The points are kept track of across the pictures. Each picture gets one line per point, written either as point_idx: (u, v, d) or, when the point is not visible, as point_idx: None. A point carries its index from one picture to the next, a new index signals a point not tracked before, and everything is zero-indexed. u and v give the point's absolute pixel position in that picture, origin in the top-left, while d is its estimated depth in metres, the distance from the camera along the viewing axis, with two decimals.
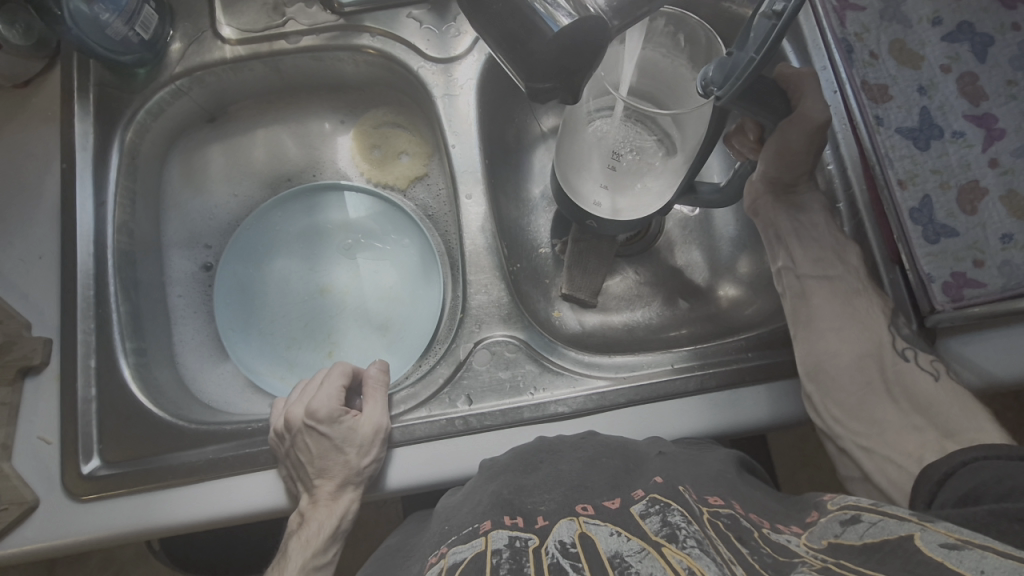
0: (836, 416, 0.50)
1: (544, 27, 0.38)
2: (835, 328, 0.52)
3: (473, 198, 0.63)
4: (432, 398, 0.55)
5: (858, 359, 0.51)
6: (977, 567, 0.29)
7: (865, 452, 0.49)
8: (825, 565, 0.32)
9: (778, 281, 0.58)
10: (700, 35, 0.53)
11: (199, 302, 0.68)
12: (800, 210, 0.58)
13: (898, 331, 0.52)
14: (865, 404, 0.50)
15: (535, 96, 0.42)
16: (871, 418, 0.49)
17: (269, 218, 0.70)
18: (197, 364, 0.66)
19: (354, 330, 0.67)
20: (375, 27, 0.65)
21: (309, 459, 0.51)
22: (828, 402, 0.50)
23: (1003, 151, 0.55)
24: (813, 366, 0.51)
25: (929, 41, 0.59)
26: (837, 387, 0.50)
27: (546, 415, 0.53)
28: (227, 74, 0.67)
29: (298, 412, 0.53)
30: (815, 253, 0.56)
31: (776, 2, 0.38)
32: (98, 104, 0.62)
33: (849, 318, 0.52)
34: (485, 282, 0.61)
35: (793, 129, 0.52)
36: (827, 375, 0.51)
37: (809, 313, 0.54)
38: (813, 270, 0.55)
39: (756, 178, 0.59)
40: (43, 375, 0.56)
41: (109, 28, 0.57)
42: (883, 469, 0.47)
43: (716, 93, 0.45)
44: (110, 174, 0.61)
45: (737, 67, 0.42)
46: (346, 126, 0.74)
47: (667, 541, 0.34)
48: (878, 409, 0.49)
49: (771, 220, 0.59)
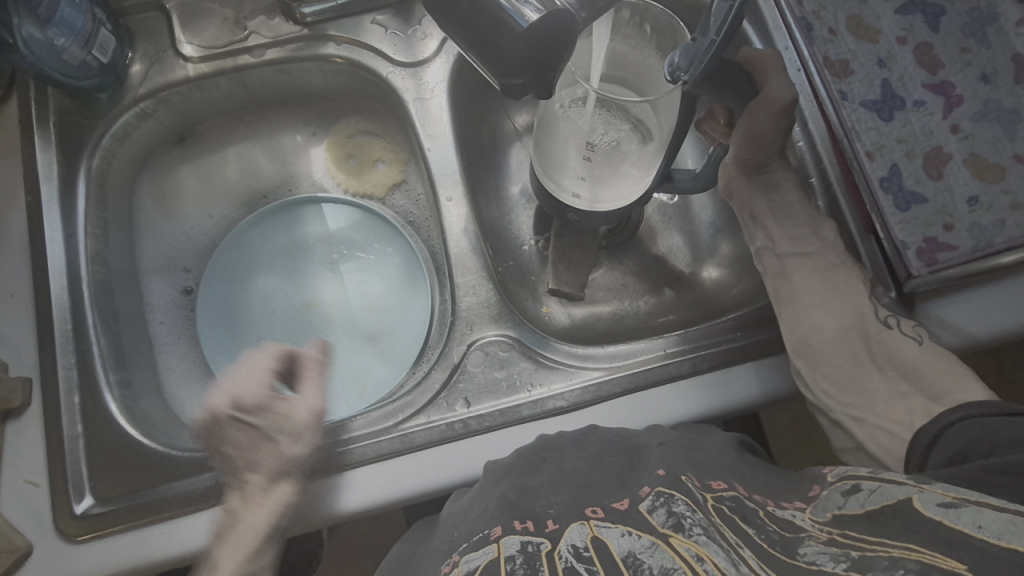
0: (826, 389, 0.51)
1: (512, 23, 0.39)
2: (818, 303, 0.53)
3: (455, 200, 0.61)
4: (430, 404, 0.55)
5: (842, 331, 0.52)
6: (975, 521, 0.31)
7: (857, 422, 0.50)
8: (832, 538, 0.33)
9: (759, 262, 0.58)
10: (664, 23, 0.53)
11: (182, 326, 0.66)
12: (773, 188, 0.59)
13: (878, 301, 0.52)
14: (854, 375, 0.51)
15: (508, 92, 0.41)
16: (861, 388, 0.50)
17: (247, 237, 0.68)
18: (185, 391, 0.64)
19: (344, 342, 0.67)
20: (340, 36, 0.64)
21: (239, 453, 0.49)
22: (818, 376, 0.51)
23: (963, 117, 0.60)
24: (799, 343, 0.52)
25: (884, 15, 0.62)
26: (825, 360, 0.51)
27: (545, 411, 0.53)
28: (193, 94, 0.66)
29: (223, 402, 0.50)
30: (792, 230, 0.56)
31: None
32: (60, 133, 0.60)
33: (830, 293, 0.53)
34: (473, 283, 0.60)
35: (760, 112, 0.53)
36: (814, 350, 0.52)
37: (791, 291, 0.55)
38: (791, 248, 0.56)
39: (729, 160, 0.59)
40: (25, 416, 0.54)
41: (65, 53, 0.56)
42: (875, 437, 0.48)
43: (683, 79, 0.45)
44: (79, 205, 0.60)
45: (701, 50, 0.44)
46: (319, 137, 0.72)
47: (674, 531, 0.35)
48: (867, 380, 0.50)
49: (746, 201, 0.59)
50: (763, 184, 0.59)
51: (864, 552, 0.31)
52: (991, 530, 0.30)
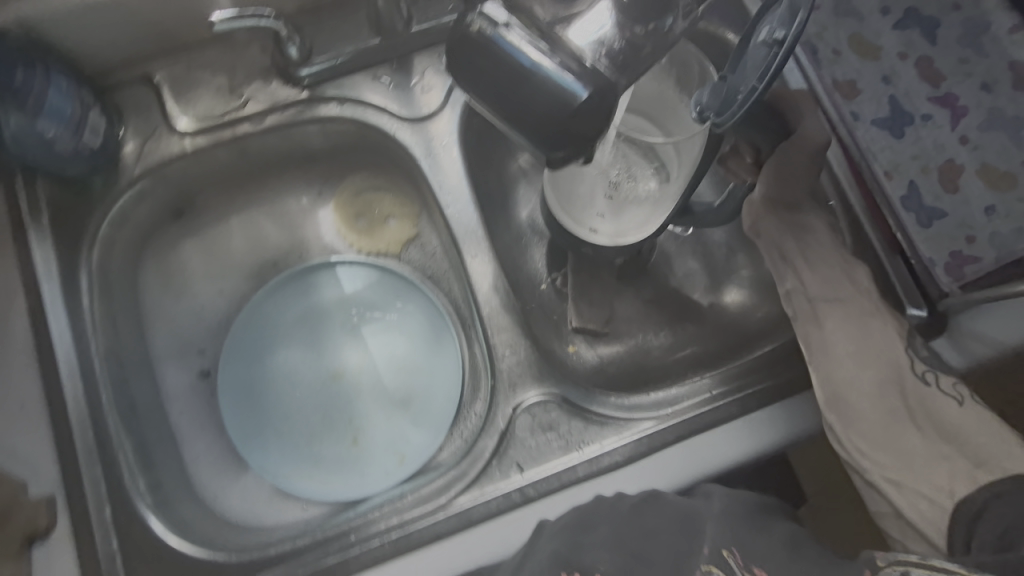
0: (861, 448, 0.48)
1: (568, 95, 0.37)
2: (853, 353, 0.50)
3: (481, 257, 0.60)
4: (482, 475, 0.54)
5: (880, 385, 0.49)
6: None
7: (896, 487, 0.45)
8: None
9: (788, 304, 0.55)
10: (691, 61, 0.53)
11: (205, 414, 0.64)
12: (802, 229, 0.55)
13: (916, 353, 0.50)
14: (892, 433, 0.47)
15: (552, 164, 0.40)
16: (898, 449, 0.47)
17: (262, 312, 0.65)
18: (217, 481, 0.61)
19: (376, 410, 0.65)
20: (341, 96, 0.62)
21: None
22: (852, 434, 0.48)
23: (970, 128, 0.61)
24: (832, 395, 0.50)
25: (883, 32, 0.63)
26: (859, 416, 0.48)
27: (600, 469, 0.53)
28: (190, 167, 0.62)
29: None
30: (823, 272, 0.53)
31: (776, 30, 0.38)
32: (55, 224, 0.57)
33: (862, 342, 0.50)
34: (509, 341, 0.58)
35: (796, 149, 0.53)
36: (849, 404, 0.49)
37: (823, 338, 0.52)
38: (824, 292, 0.53)
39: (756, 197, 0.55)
40: (52, 538, 0.50)
41: (56, 143, 0.53)
42: (915, 505, 0.44)
43: (713, 121, 0.43)
44: (84, 300, 0.56)
45: (736, 95, 0.41)
46: (325, 198, 0.69)
47: None
48: (905, 439, 0.47)
49: (773, 241, 0.55)
50: (790, 223, 0.55)
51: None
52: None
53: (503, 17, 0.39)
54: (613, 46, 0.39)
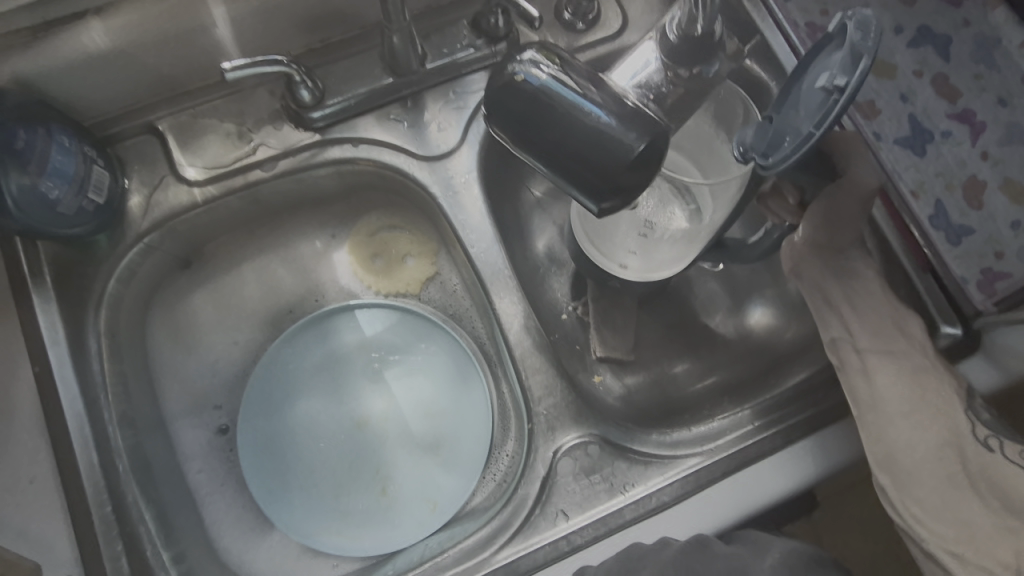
0: (915, 514, 0.46)
1: (621, 142, 0.37)
2: (906, 413, 0.47)
3: (510, 299, 0.58)
4: (526, 525, 0.51)
5: (939, 450, 0.46)
6: None
7: (956, 558, 0.43)
8: None
9: (833, 353, 0.52)
10: (736, 104, 0.53)
11: (224, 471, 0.60)
12: (848, 273, 0.53)
13: (977, 417, 0.47)
14: (951, 503, 0.45)
15: (601, 211, 0.39)
16: (957, 518, 0.44)
17: (280, 361, 0.63)
18: (240, 543, 0.58)
19: (404, 457, 0.62)
20: (356, 137, 0.60)
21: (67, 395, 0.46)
22: (907, 498, 0.46)
23: (990, 143, 0.61)
24: (884, 455, 0.48)
25: (898, 49, 0.63)
26: (916, 482, 0.46)
27: (648, 511, 0.51)
28: (200, 218, 0.60)
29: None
30: (871, 321, 0.51)
31: (837, 77, 0.37)
32: (59, 287, 0.54)
33: (920, 402, 0.47)
34: (544, 382, 0.56)
35: (844, 198, 0.49)
36: (902, 467, 0.47)
37: (874, 395, 0.49)
38: (874, 344, 0.50)
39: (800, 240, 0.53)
40: None
41: (60, 205, 0.51)
42: None
43: (761, 162, 0.41)
44: (94, 365, 0.54)
45: (789, 138, 0.40)
46: (339, 239, 0.67)
47: None
48: (966, 509, 0.44)
49: (817, 284, 0.53)
50: (834, 268, 0.53)
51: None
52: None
53: (544, 61, 0.39)
54: (660, 90, 0.42)
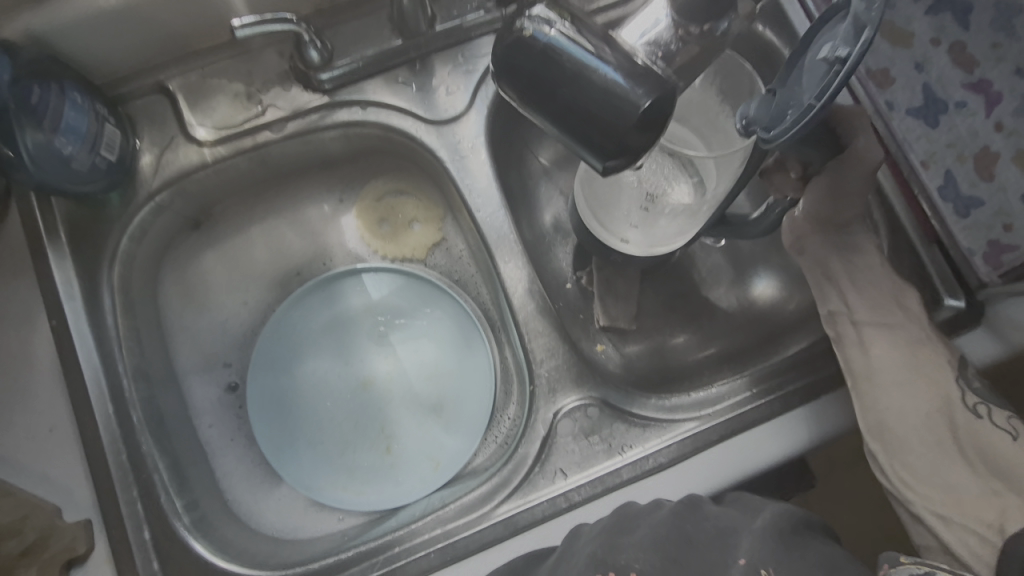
0: (905, 478, 0.46)
1: (628, 98, 0.36)
2: (899, 382, 0.48)
3: (515, 263, 0.59)
4: (525, 481, 0.53)
5: (927, 416, 0.47)
6: None
7: (942, 521, 0.44)
8: None
9: (830, 326, 0.53)
10: (744, 77, 0.51)
11: (233, 427, 0.62)
12: (850, 247, 0.53)
13: (968, 383, 0.47)
14: (939, 468, 0.45)
15: (606, 170, 0.39)
16: (946, 482, 0.45)
17: (288, 322, 0.64)
18: (248, 495, 0.60)
19: (407, 417, 0.63)
20: (364, 100, 0.60)
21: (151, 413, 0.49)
22: (896, 463, 0.47)
23: (1005, 114, 0.59)
24: (876, 426, 0.48)
25: (915, 17, 0.62)
26: (906, 448, 0.47)
27: (646, 471, 0.52)
28: (210, 178, 0.61)
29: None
30: (870, 294, 0.52)
31: (839, 48, 0.36)
32: (73, 242, 0.55)
33: (912, 370, 0.48)
34: (546, 345, 0.57)
35: (848, 170, 0.48)
36: (894, 435, 0.47)
37: (869, 365, 0.50)
38: (871, 317, 0.51)
39: (801, 215, 0.53)
40: (90, 562, 0.50)
41: (74, 161, 0.51)
42: (963, 541, 0.42)
43: (763, 136, 0.41)
44: (108, 319, 0.55)
45: (791, 111, 0.39)
46: (347, 204, 0.68)
47: None
48: (951, 473, 0.45)
49: (819, 258, 0.54)
50: (839, 243, 0.53)
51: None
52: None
53: (554, 18, 0.39)
54: (669, 47, 0.40)
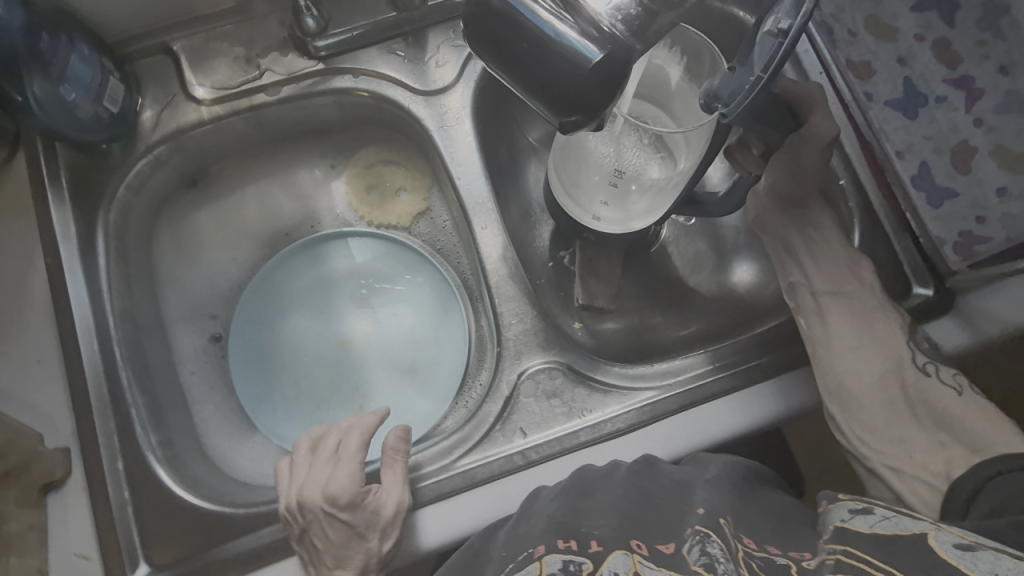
0: (861, 435, 0.48)
1: (580, 58, 0.38)
2: (854, 345, 0.50)
3: (491, 228, 0.61)
4: (485, 437, 0.55)
5: (880, 376, 0.49)
6: (992, 569, 0.30)
7: (894, 472, 0.46)
8: (838, 557, 0.34)
9: (790, 296, 0.55)
10: (703, 51, 0.53)
11: (215, 374, 0.65)
12: (809, 225, 0.56)
13: (917, 345, 0.50)
14: (891, 423, 0.48)
15: (564, 129, 0.41)
16: (897, 437, 0.47)
17: (273, 279, 0.66)
18: (224, 441, 0.62)
19: (382, 377, 0.65)
20: (357, 68, 0.63)
21: (327, 547, 0.48)
22: (853, 422, 0.49)
23: (986, 110, 0.59)
24: (834, 386, 0.50)
25: (902, 12, 0.61)
26: (861, 406, 0.49)
27: (603, 435, 0.53)
28: (208, 136, 0.64)
29: (315, 495, 0.49)
30: (827, 267, 0.54)
31: (781, 20, 0.38)
32: (73, 188, 0.58)
33: (866, 334, 0.50)
34: (516, 310, 0.59)
35: (805, 146, 0.52)
36: (850, 395, 0.49)
37: (826, 332, 0.51)
38: (827, 286, 0.53)
39: (763, 190, 0.57)
40: (67, 488, 0.52)
41: (77, 109, 0.54)
42: (914, 489, 0.45)
43: (722, 111, 0.44)
44: (100, 262, 0.58)
45: (744, 85, 0.42)
46: (338, 170, 0.70)
47: (705, 571, 0.34)
48: (903, 428, 0.47)
49: (779, 233, 0.57)
50: (796, 218, 0.56)
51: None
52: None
53: None
54: (631, 12, 0.38)
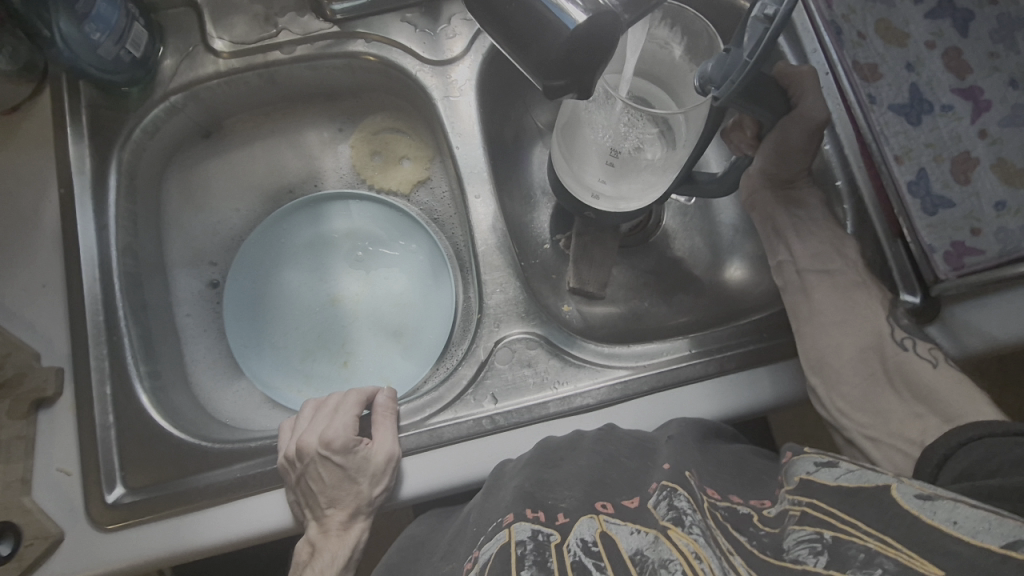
0: (841, 408, 0.50)
1: (559, 24, 0.38)
2: (838, 321, 0.53)
3: (482, 198, 0.63)
4: (457, 400, 0.56)
5: (861, 351, 0.52)
6: (950, 517, 0.30)
7: (873, 442, 0.49)
8: (802, 510, 0.34)
9: (779, 275, 0.58)
10: (698, 27, 0.53)
11: (208, 320, 0.67)
12: (798, 204, 0.59)
13: (897, 321, 0.52)
14: (869, 395, 0.51)
15: (549, 93, 0.41)
16: (876, 408, 0.50)
17: (273, 233, 0.69)
18: (209, 381, 0.65)
19: (368, 337, 0.67)
20: (369, 34, 0.65)
21: (320, 488, 0.50)
22: (834, 395, 0.51)
23: (991, 122, 0.55)
24: (816, 361, 0.52)
25: (913, 19, 0.58)
26: (842, 380, 0.51)
27: (571, 408, 0.54)
28: (223, 89, 0.66)
29: (312, 440, 0.52)
30: (814, 246, 0.57)
31: (767, 5, 0.38)
32: (91, 126, 0.61)
33: (850, 311, 0.53)
34: (500, 280, 0.61)
35: (794, 127, 0.54)
36: (831, 368, 0.51)
37: (811, 308, 0.54)
38: (813, 264, 0.56)
39: (755, 172, 0.60)
40: (57, 406, 0.55)
41: (101, 48, 0.57)
42: (890, 458, 0.48)
43: (714, 93, 0.45)
44: (109, 196, 0.60)
45: (735, 67, 0.43)
46: (345, 133, 0.73)
47: (674, 525, 0.34)
48: (881, 399, 0.50)
49: (769, 214, 0.60)
50: (788, 200, 0.59)
51: (838, 534, 0.31)
52: (966, 527, 0.29)
53: None
54: None
